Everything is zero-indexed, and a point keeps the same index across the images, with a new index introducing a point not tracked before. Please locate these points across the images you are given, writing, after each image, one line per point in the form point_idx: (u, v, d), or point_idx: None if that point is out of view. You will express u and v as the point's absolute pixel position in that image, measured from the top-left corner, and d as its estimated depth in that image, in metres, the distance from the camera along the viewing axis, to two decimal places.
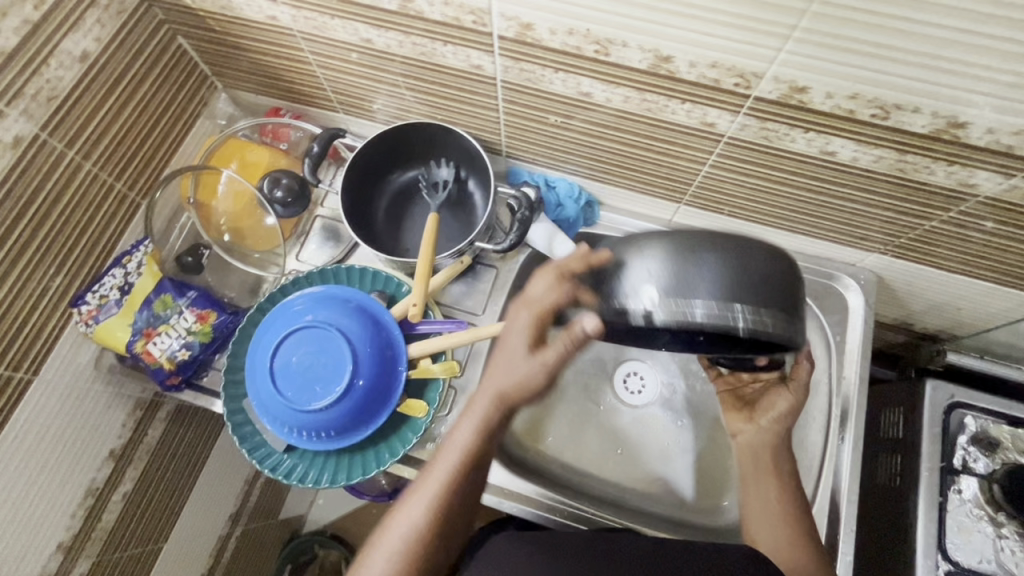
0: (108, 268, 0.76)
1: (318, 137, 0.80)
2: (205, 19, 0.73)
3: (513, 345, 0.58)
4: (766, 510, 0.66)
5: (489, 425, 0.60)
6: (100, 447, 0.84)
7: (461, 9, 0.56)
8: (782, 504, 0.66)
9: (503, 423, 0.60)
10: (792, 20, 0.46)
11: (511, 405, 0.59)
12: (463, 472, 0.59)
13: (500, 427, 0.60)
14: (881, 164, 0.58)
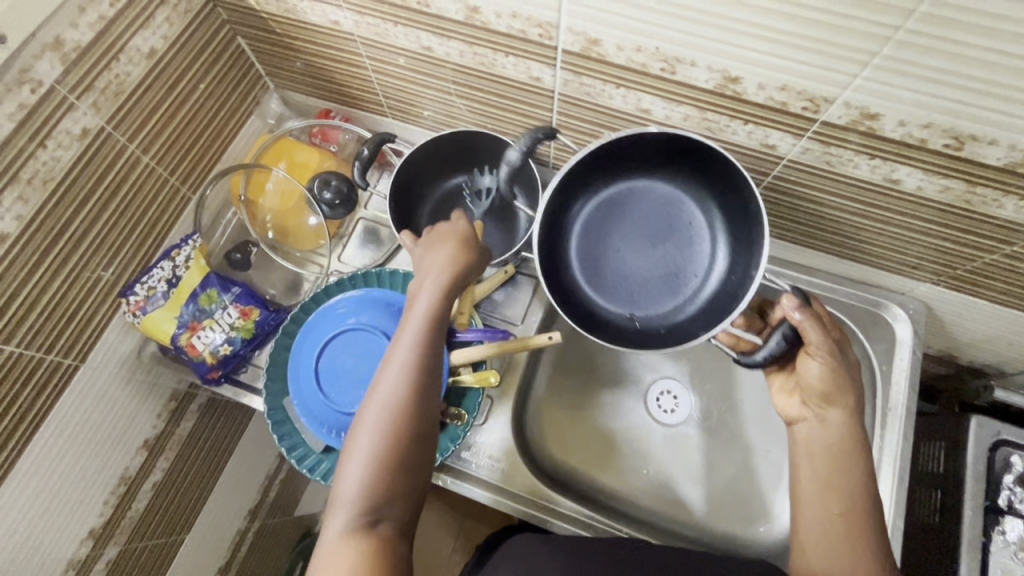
0: (157, 261, 0.77)
1: (369, 142, 0.76)
2: (267, 21, 0.74)
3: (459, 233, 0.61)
4: (826, 558, 0.55)
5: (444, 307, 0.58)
6: (136, 435, 0.85)
7: (528, 22, 0.57)
8: (844, 554, 0.54)
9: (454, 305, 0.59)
10: (874, 47, 0.45)
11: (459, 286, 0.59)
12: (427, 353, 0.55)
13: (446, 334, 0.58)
14: (947, 194, 0.57)
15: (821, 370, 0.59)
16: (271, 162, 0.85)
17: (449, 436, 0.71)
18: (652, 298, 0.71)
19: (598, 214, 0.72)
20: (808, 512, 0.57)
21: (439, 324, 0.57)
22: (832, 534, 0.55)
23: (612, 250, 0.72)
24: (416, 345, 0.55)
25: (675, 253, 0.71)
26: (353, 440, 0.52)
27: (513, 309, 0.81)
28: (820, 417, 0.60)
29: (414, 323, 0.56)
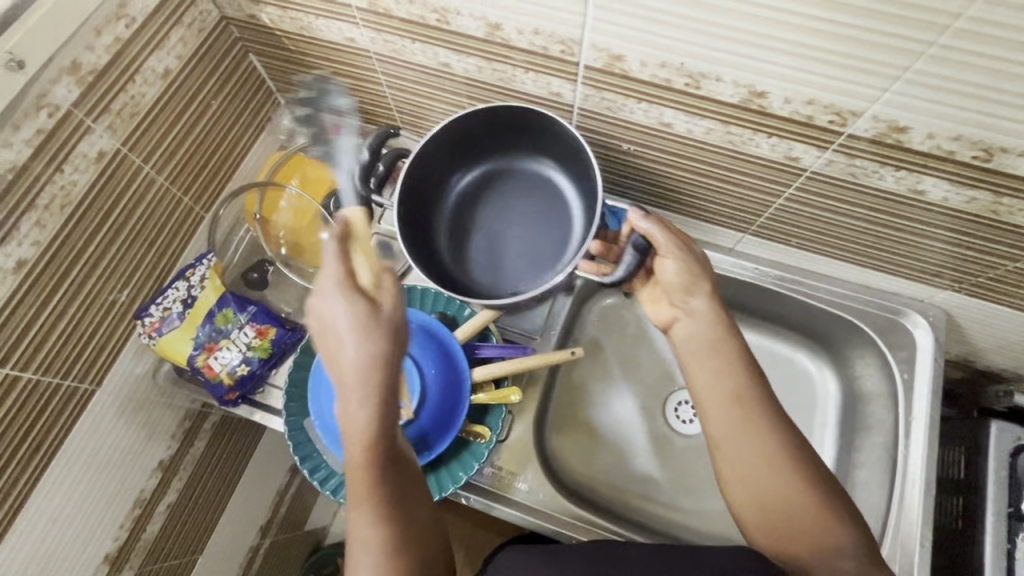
0: (171, 282, 0.76)
1: (369, 140, 0.69)
2: (280, 38, 0.74)
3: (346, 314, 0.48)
4: (741, 454, 0.56)
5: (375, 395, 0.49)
6: (150, 457, 0.84)
7: (551, 39, 0.56)
8: (750, 439, 0.56)
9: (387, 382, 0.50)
10: (905, 62, 0.45)
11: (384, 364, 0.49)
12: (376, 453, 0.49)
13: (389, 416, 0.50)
14: (972, 205, 0.57)
15: (676, 268, 0.64)
16: (284, 179, 0.84)
17: (473, 454, 0.69)
18: (523, 271, 0.74)
19: (461, 202, 0.76)
20: (711, 408, 0.59)
21: (388, 426, 0.50)
22: (732, 421, 0.57)
23: (488, 233, 0.76)
24: (374, 460, 0.49)
25: (541, 225, 0.75)
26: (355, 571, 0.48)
27: (531, 323, 0.81)
28: (689, 313, 0.63)
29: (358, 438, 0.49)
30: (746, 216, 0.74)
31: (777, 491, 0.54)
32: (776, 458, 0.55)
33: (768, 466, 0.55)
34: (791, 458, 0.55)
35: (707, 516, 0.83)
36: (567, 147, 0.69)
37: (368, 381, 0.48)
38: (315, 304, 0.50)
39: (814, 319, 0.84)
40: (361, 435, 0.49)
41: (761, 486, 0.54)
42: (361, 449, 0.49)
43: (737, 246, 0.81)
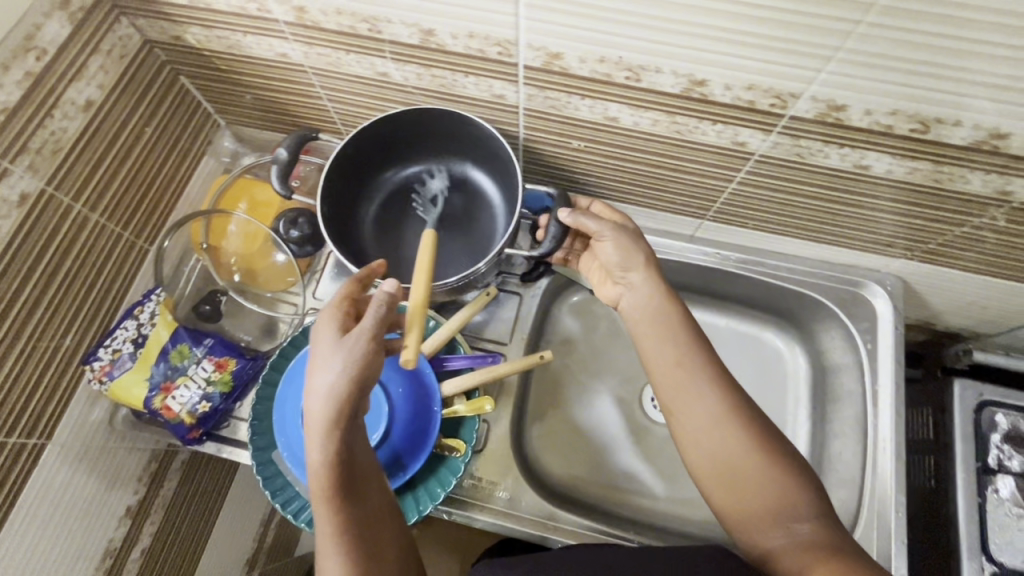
0: (119, 321, 0.73)
1: (287, 140, 0.67)
2: (210, 59, 0.71)
3: (324, 345, 0.50)
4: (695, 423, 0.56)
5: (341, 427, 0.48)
6: (116, 505, 0.80)
7: (486, 41, 0.55)
8: (701, 406, 0.56)
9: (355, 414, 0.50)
10: (836, 41, 0.45)
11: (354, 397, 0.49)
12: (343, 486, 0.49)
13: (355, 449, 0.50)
14: (915, 175, 0.58)
15: (612, 249, 0.64)
16: (230, 204, 0.81)
17: (449, 469, 0.67)
18: (460, 259, 0.71)
19: (388, 203, 0.74)
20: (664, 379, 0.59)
21: (344, 461, 0.49)
22: (683, 389, 0.57)
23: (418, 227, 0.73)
24: (331, 495, 0.48)
25: (469, 216, 0.73)
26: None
27: (499, 328, 0.80)
28: (630, 284, 0.64)
29: (319, 473, 0.48)
30: (701, 203, 0.74)
31: (735, 457, 0.54)
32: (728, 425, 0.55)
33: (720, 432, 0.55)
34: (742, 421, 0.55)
35: (692, 504, 0.83)
36: (479, 144, 0.69)
37: (333, 417, 0.48)
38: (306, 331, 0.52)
39: (778, 299, 0.85)
40: (320, 471, 0.48)
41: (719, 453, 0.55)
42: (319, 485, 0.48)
43: (697, 232, 0.82)
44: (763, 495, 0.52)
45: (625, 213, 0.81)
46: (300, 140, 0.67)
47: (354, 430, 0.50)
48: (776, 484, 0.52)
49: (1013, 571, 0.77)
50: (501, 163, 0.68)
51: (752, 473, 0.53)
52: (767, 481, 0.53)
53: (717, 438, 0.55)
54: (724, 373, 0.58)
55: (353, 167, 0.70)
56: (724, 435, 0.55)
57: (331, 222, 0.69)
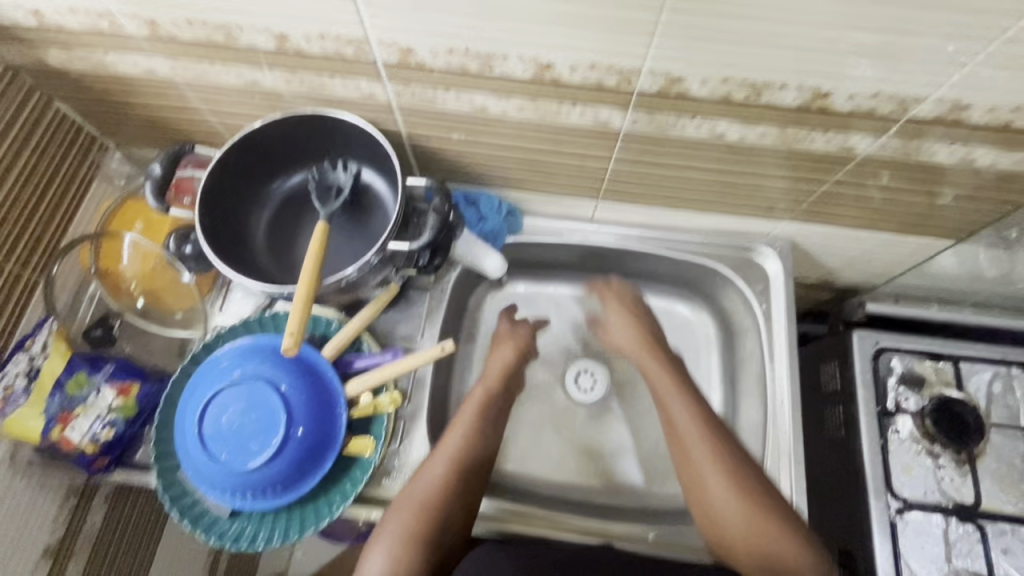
0: (10, 355, 0.71)
1: (161, 156, 0.71)
2: (80, 80, 0.70)
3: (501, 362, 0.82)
4: (727, 493, 0.66)
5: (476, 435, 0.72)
6: (32, 546, 0.78)
7: (339, 41, 0.56)
8: (738, 469, 0.67)
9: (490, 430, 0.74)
10: (652, 17, 0.48)
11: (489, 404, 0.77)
12: (455, 472, 0.67)
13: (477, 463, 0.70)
14: (767, 139, 0.61)
15: None
16: (122, 227, 0.80)
17: (360, 467, 0.68)
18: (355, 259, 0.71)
19: (281, 209, 0.73)
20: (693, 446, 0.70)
21: (476, 452, 0.71)
22: (733, 471, 0.67)
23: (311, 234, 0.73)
24: (452, 473, 0.67)
25: (360, 215, 0.72)
26: (380, 531, 0.64)
27: (411, 325, 0.81)
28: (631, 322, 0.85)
29: (449, 452, 0.69)
30: (591, 184, 0.77)
31: (767, 542, 0.63)
32: (773, 513, 0.64)
33: (750, 516, 0.64)
34: (776, 510, 0.64)
35: (617, 478, 0.86)
36: (362, 142, 0.69)
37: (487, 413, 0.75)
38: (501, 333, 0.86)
39: (681, 270, 0.88)
40: (458, 451, 0.69)
41: (740, 520, 0.64)
42: (447, 458, 0.68)
43: (596, 214, 0.84)
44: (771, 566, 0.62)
45: (525, 200, 0.83)
46: (173, 155, 0.71)
47: (483, 446, 0.72)
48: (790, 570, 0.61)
49: (916, 505, 0.82)
50: (383, 158, 0.69)
51: (778, 551, 0.62)
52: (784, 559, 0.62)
53: (753, 521, 0.64)
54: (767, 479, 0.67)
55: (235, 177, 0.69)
56: (762, 521, 0.63)
57: (216, 234, 0.68)
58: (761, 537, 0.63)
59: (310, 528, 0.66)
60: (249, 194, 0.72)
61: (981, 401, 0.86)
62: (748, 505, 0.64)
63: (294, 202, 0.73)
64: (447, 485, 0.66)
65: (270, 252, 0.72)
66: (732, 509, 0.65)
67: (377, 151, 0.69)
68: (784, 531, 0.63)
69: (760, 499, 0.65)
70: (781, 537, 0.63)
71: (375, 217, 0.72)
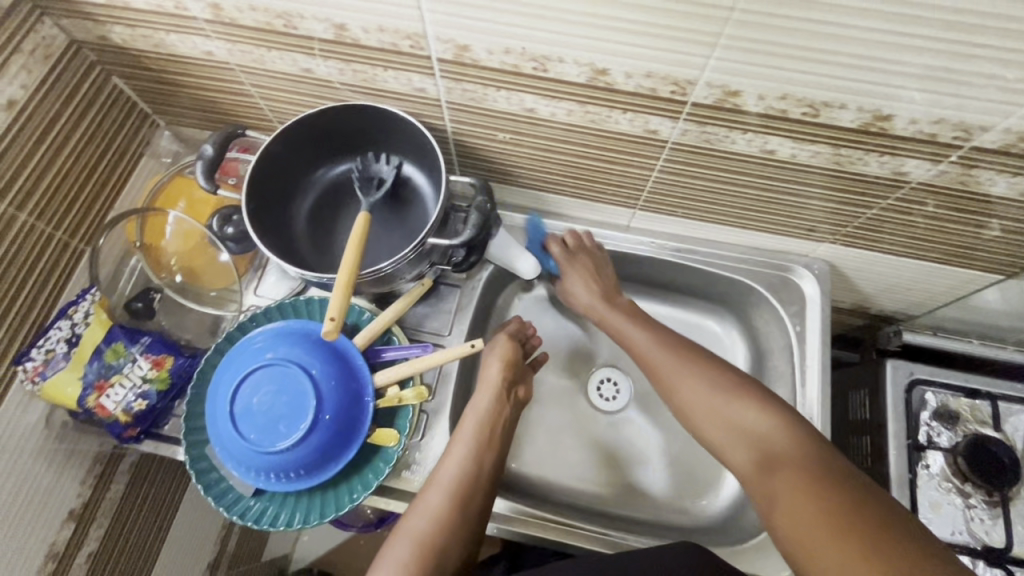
0: (53, 321, 0.73)
1: (213, 137, 0.71)
2: (140, 58, 0.72)
3: (490, 380, 0.75)
4: (700, 389, 0.67)
5: (475, 459, 0.68)
6: (59, 507, 0.80)
7: (397, 35, 0.56)
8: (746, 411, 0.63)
9: (488, 449, 0.69)
10: (717, 29, 0.47)
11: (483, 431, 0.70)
12: (455, 500, 0.64)
13: (477, 488, 0.66)
14: (819, 159, 0.60)
15: None
16: (167, 204, 0.82)
17: (383, 458, 0.69)
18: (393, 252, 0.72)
19: (324, 196, 0.74)
20: (670, 369, 0.71)
21: (473, 475, 0.67)
22: (719, 377, 0.67)
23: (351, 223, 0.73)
24: (450, 506, 0.64)
25: (401, 208, 0.73)
26: (375, 570, 0.60)
27: (439, 321, 0.81)
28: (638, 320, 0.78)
29: (446, 481, 0.65)
30: (630, 192, 0.76)
31: (746, 422, 0.62)
32: (748, 397, 0.64)
33: (739, 408, 0.63)
34: (755, 394, 0.64)
35: (634, 490, 0.85)
36: (409, 137, 0.69)
37: (485, 431, 0.71)
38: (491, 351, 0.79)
39: (712, 285, 0.87)
40: (456, 477, 0.66)
41: (722, 434, 0.64)
42: (445, 487, 0.65)
43: (632, 222, 0.84)
44: (754, 445, 0.60)
45: (561, 203, 0.82)
46: (225, 137, 0.72)
47: (481, 468, 0.68)
48: (766, 436, 0.60)
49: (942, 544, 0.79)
50: (429, 154, 0.69)
51: (745, 423, 0.62)
52: (760, 431, 0.60)
53: (726, 417, 0.64)
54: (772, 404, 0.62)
55: (282, 163, 0.70)
56: (737, 402, 0.64)
57: (261, 217, 0.69)
58: (739, 420, 0.63)
59: (330, 514, 0.66)
60: (295, 181, 0.73)
61: (1018, 442, 0.83)
62: (723, 396, 0.65)
63: (337, 191, 0.74)
64: (445, 520, 0.63)
65: (310, 238, 0.73)
66: (705, 400, 0.66)
67: (423, 148, 0.69)
68: (762, 408, 0.62)
69: (740, 388, 0.65)
70: (755, 412, 0.62)
71: (415, 212, 0.73)
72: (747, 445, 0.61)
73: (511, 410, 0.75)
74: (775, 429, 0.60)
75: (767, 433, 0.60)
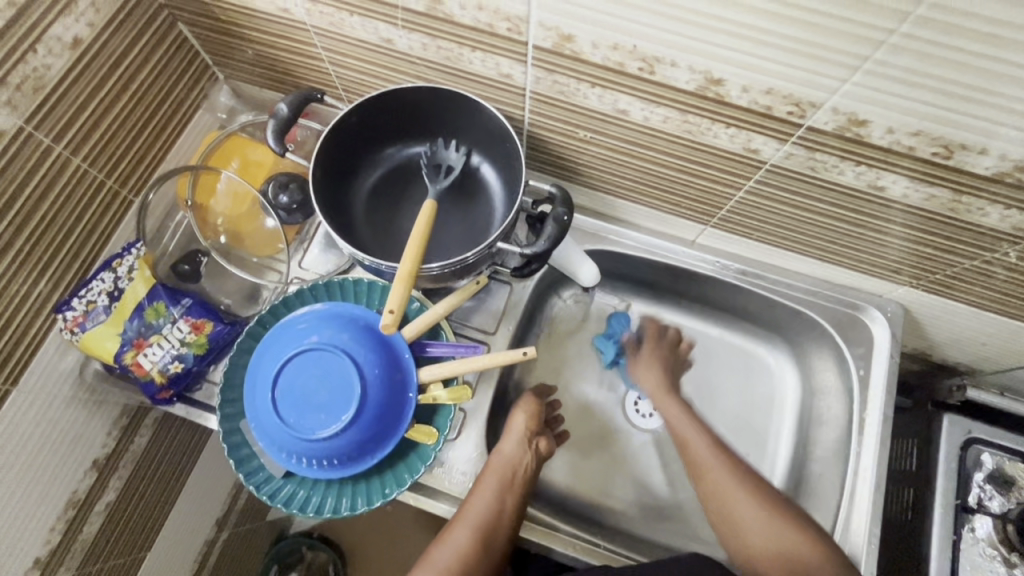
0: (96, 272, 0.70)
1: (289, 97, 0.64)
2: (210, 7, 0.68)
3: (517, 428, 0.73)
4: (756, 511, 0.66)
5: (500, 500, 0.66)
6: (83, 455, 0.79)
7: (495, 15, 0.52)
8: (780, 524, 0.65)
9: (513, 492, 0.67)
10: (865, 51, 0.42)
11: (505, 474, 0.67)
12: (476, 541, 0.63)
13: (499, 531, 0.65)
14: (932, 202, 0.55)
15: None
16: (221, 163, 0.79)
17: (419, 456, 0.67)
18: (455, 248, 0.69)
19: (385, 176, 0.71)
20: (723, 486, 0.69)
21: (498, 518, 0.65)
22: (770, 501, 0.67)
23: (413, 210, 0.70)
24: (472, 545, 0.63)
25: (467, 203, 0.71)
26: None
27: (485, 317, 0.78)
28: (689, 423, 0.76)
29: (471, 518, 0.64)
30: (706, 209, 0.72)
31: (796, 545, 0.63)
32: (797, 521, 0.65)
33: (784, 525, 0.64)
34: (800, 518, 0.65)
35: (664, 515, 0.82)
36: (489, 130, 0.66)
37: (509, 473, 0.68)
38: (515, 409, 0.76)
39: (773, 313, 0.83)
40: (481, 517, 0.64)
41: (765, 543, 0.64)
42: (468, 525, 0.64)
43: (698, 239, 0.79)
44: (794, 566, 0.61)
45: (627, 209, 0.78)
46: (302, 97, 0.64)
47: (503, 512, 0.66)
48: (814, 569, 0.61)
49: None
50: (509, 151, 0.66)
51: (793, 548, 0.63)
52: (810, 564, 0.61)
53: (777, 536, 0.64)
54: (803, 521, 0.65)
55: (353, 137, 0.67)
56: (786, 522, 0.65)
57: (324, 191, 0.66)
58: (785, 544, 0.63)
59: (361, 506, 0.65)
60: (360, 157, 0.69)
61: None
62: (772, 513, 0.66)
63: (401, 174, 0.71)
64: (467, 558, 0.63)
65: (367, 219, 0.70)
66: (753, 520, 0.66)
67: (502, 146, 0.67)
68: (811, 539, 0.63)
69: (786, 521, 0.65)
70: (803, 541, 0.63)
71: (481, 209, 0.70)
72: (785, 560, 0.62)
73: (532, 462, 0.71)
74: (824, 567, 0.61)
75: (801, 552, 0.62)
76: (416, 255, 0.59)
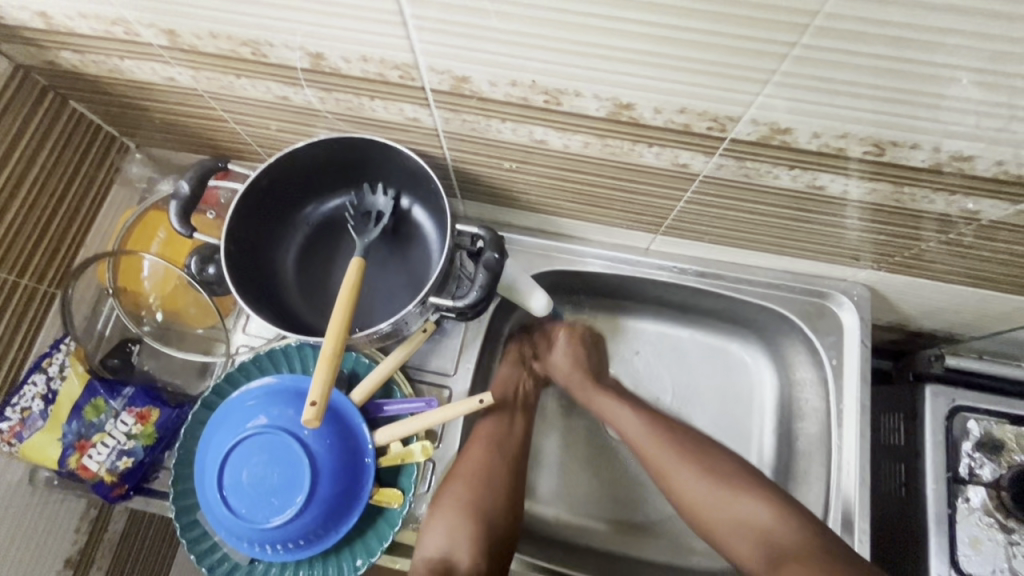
0: (26, 376, 0.67)
1: (189, 173, 0.62)
2: (97, 83, 0.64)
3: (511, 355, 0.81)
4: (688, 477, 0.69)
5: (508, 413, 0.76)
6: (52, 561, 0.75)
7: (383, 65, 0.48)
8: (716, 479, 0.68)
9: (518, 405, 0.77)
10: (771, 64, 0.39)
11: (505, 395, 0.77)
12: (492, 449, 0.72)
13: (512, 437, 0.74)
14: (875, 196, 0.52)
15: None
16: (140, 241, 0.74)
17: (388, 520, 0.64)
18: (393, 299, 0.66)
19: (310, 233, 0.67)
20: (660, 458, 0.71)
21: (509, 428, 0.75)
22: (712, 466, 0.69)
23: (343, 266, 0.67)
24: (491, 450, 0.71)
25: (401, 250, 0.67)
26: (433, 512, 0.67)
27: (443, 359, 0.74)
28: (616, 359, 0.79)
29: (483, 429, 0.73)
30: (652, 220, 0.68)
31: (754, 517, 0.64)
32: (741, 487, 0.66)
33: (731, 493, 0.66)
34: (743, 482, 0.67)
35: (655, 527, 0.80)
36: (409, 170, 0.63)
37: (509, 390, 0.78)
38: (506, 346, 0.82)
39: (740, 309, 0.80)
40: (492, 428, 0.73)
41: (722, 522, 0.66)
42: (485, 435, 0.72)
43: (652, 246, 0.76)
44: (758, 537, 0.63)
45: (574, 226, 0.75)
46: (204, 171, 0.62)
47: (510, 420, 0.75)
48: (772, 531, 0.63)
49: None
50: (435, 191, 0.62)
51: (756, 521, 0.64)
52: (767, 527, 0.63)
53: (726, 504, 0.66)
54: (735, 479, 0.67)
55: (266, 198, 0.63)
56: (725, 485, 0.67)
57: (242, 265, 0.62)
58: (730, 507, 0.66)
59: None
60: (279, 217, 0.66)
61: None
62: (713, 479, 0.68)
63: (326, 228, 0.67)
64: (489, 464, 0.70)
65: (296, 282, 0.66)
66: (689, 487, 0.68)
67: (426, 185, 0.63)
68: (753, 496, 0.66)
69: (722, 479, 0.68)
70: (746, 500, 0.65)
71: (416, 254, 0.67)
72: (747, 532, 0.64)
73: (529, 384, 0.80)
74: (781, 524, 0.63)
75: (761, 519, 0.64)
76: (342, 330, 0.56)
